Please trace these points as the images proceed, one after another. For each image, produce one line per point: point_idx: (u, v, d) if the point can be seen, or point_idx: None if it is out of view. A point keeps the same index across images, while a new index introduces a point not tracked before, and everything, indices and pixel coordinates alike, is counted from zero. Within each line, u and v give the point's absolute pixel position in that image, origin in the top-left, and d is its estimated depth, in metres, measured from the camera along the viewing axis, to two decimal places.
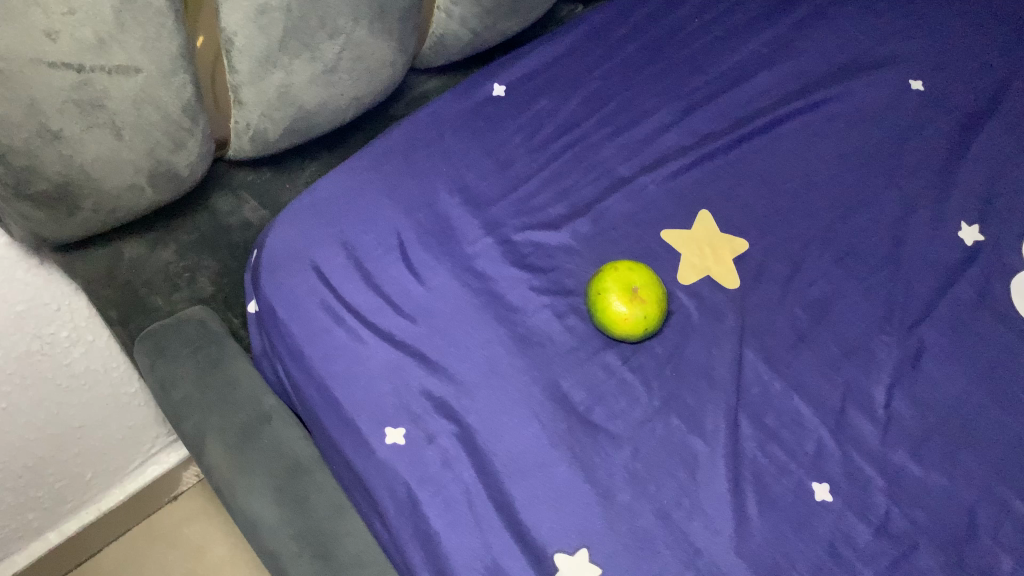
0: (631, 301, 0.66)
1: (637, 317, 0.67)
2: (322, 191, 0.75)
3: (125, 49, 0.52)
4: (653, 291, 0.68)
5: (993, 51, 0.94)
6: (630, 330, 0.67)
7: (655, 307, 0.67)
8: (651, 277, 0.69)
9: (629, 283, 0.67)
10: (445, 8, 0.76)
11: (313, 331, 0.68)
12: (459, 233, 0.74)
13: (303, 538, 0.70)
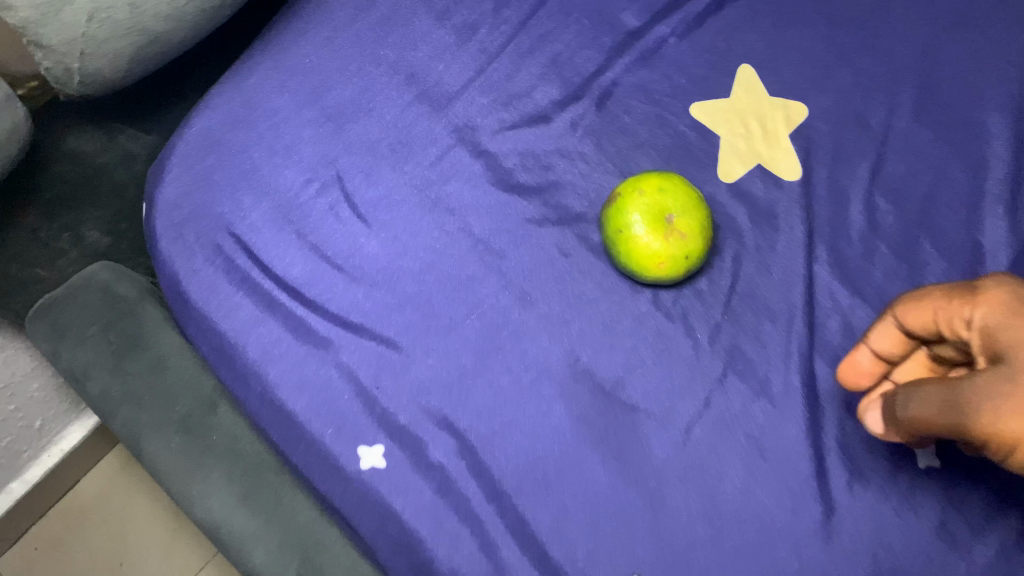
0: (669, 234, 0.47)
1: (678, 254, 0.48)
2: (219, 113, 0.54)
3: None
4: (696, 216, 0.48)
5: None
6: (667, 270, 0.48)
7: (699, 236, 0.48)
8: (688, 189, 0.49)
9: (663, 208, 0.47)
10: None
11: (241, 322, 0.51)
12: (415, 149, 0.53)
13: (287, 549, 0.56)
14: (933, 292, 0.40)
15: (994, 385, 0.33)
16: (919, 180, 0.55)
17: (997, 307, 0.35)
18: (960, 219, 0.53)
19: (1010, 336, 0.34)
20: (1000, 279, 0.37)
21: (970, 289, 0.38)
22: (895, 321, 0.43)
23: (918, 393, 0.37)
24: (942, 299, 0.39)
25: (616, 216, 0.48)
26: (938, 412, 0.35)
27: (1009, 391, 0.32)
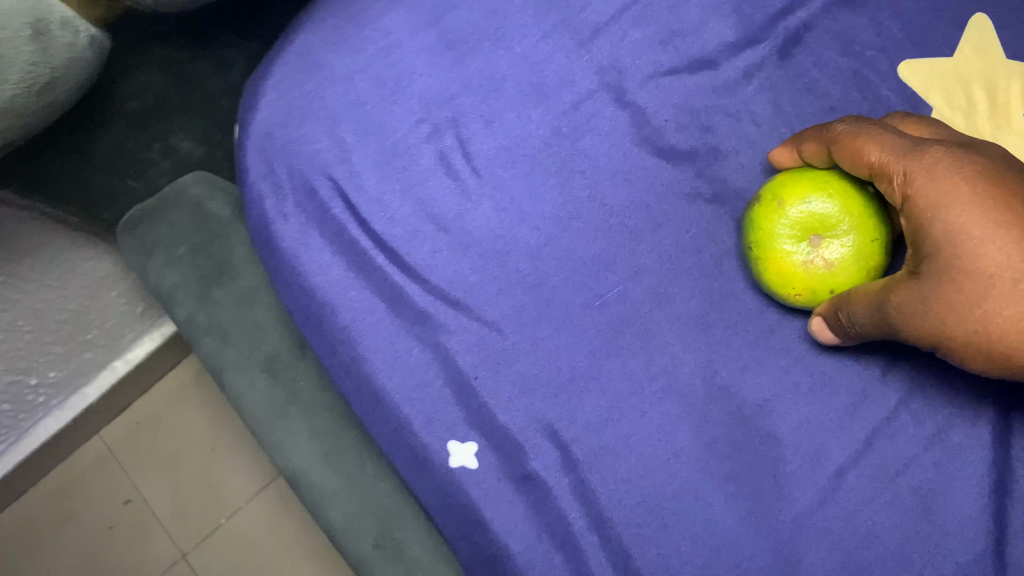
0: (810, 262, 0.37)
1: (820, 286, 0.38)
2: (324, 33, 0.45)
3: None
4: (863, 253, 0.37)
5: None
6: (807, 296, 0.39)
7: (861, 269, 0.37)
8: (866, 199, 0.37)
9: (812, 226, 0.36)
10: None
11: (332, 281, 0.44)
12: (550, 90, 0.45)
13: (367, 515, 0.51)
14: (854, 131, 0.37)
15: (958, 307, 0.32)
16: None
17: (919, 194, 0.33)
18: None
19: (969, 242, 0.31)
20: (908, 148, 0.35)
21: (884, 160, 0.35)
22: (825, 155, 0.38)
23: (861, 307, 0.36)
24: (869, 168, 0.36)
25: (756, 217, 0.38)
26: (904, 332, 0.34)
27: (954, 312, 0.32)
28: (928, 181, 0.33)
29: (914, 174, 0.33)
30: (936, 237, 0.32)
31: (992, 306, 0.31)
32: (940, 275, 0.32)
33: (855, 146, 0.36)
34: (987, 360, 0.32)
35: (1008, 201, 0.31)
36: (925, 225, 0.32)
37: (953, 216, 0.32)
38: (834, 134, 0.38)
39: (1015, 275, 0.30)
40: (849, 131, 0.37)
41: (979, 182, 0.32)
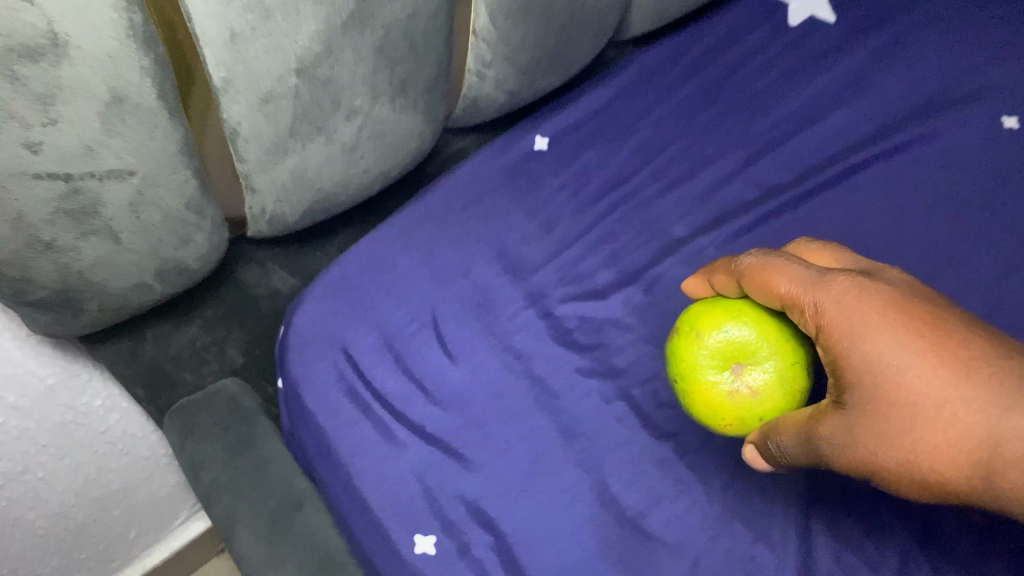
0: (737, 390, 0.50)
1: (746, 409, 0.50)
2: (352, 264, 0.69)
3: (116, 135, 0.43)
4: (775, 377, 0.50)
5: None
6: (737, 425, 0.51)
7: (779, 393, 0.50)
8: (780, 333, 0.51)
9: (734, 354, 0.51)
10: (476, 71, 0.60)
11: (340, 423, 0.64)
12: (497, 305, 0.68)
13: None
14: (766, 271, 0.52)
15: (890, 435, 0.45)
16: None
17: (835, 327, 0.47)
18: None
19: (891, 380, 0.45)
20: (815, 283, 0.49)
21: (799, 293, 0.50)
22: (737, 284, 0.54)
23: (789, 436, 0.49)
24: (780, 297, 0.51)
25: (684, 351, 0.52)
26: (829, 457, 0.47)
27: (890, 441, 0.45)
28: (846, 317, 0.47)
29: (829, 310, 0.48)
30: (859, 368, 0.46)
31: (918, 434, 0.44)
32: (864, 402, 0.46)
33: (769, 278, 0.51)
34: (902, 479, 0.45)
35: (919, 343, 0.45)
36: (848, 358, 0.47)
37: (870, 349, 0.46)
38: (742, 269, 0.54)
39: (933, 405, 0.44)
40: (764, 271, 0.52)
41: (886, 320, 0.46)
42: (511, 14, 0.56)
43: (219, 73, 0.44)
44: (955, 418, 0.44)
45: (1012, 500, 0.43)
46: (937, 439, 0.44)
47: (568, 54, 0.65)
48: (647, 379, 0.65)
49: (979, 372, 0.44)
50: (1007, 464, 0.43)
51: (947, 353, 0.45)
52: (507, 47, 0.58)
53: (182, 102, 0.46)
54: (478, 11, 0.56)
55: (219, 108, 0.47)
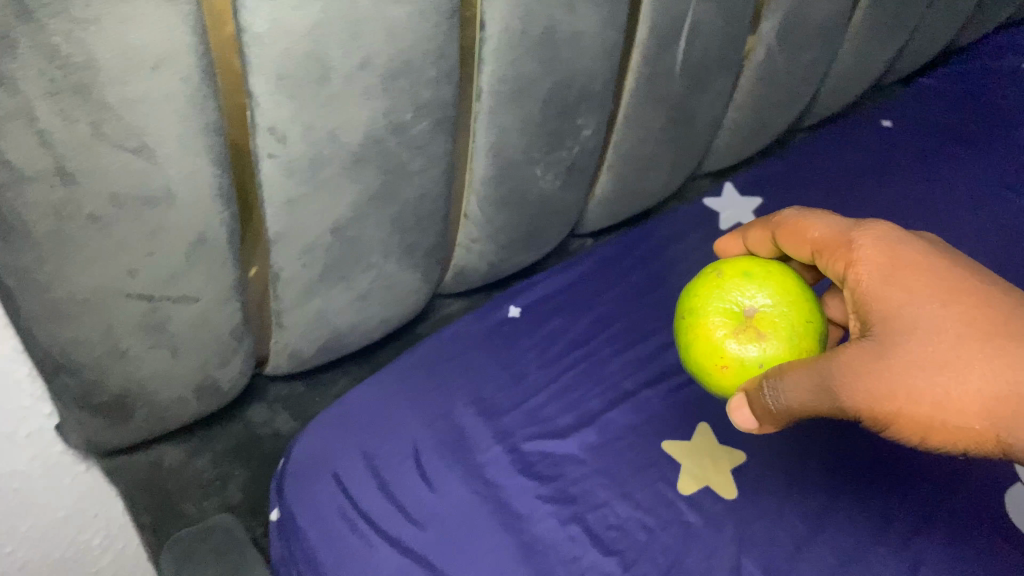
0: (741, 332, 0.59)
1: (743, 354, 0.59)
2: (349, 404, 0.81)
3: (195, 270, 0.57)
4: (780, 334, 0.59)
5: (987, 262, 0.95)
6: (731, 370, 0.60)
7: (781, 344, 0.59)
8: (796, 293, 0.61)
9: (747, 306, 0.60)
10: (465, 245, 0.76)
11: (330, 536, 0.73)
12: (471, 441, 0.79)
13: None
14: (804, 223, 0.64)
15: (933, 363, 0.53)
16: (825, 516, 0.75)
17: (875, 263, 0.57)
18: (855, 538, 0.74)
19: (933, 315, 0.54)
20: (850, 229, 0.61)
21: (835, 236, 0.61)
22: (775, 233, 0.66)
23: (793, 377, 0.54)
24: (816, 242, 0.62)
25: (703, 298, 0.62)
26: (855, 388, 0.53)
27: (930, 368, 0.53)
28: (883, 257, 0.58)
29: (868, 250, 0.58)
30: (897, 301, 0.55)
31: (955, 367, 0.53)
32: (899, 332, 0.54)
33: (808, 228, 0.63)
34: (934, 406, 0.53)
35: (956, 290, 0.55)
36: (882, 293, 0.56)
37: (909, 285, 0.56)
38: (783, 220, 0.66)
39: (970, 344, 0.53)
40: (804, 222, 0.64)
41: (921, 268, 0.56)
42: (495, 202, 0.72)
43: (275, 228, 0.58)
44: (986, 356, 0.53)
45: None
46: (975, 373, 0.53)
47: (539, 235, 0.80)
48: (599, 506, 0.75)
49: (1007, 322, 0.54)
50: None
51: (978, 302, 0.55)
52: (488, 226, 0.74)
53: (240, 246, 0.59)
54: (469, 199, 0.71)
55: (268, 256, 0.61)
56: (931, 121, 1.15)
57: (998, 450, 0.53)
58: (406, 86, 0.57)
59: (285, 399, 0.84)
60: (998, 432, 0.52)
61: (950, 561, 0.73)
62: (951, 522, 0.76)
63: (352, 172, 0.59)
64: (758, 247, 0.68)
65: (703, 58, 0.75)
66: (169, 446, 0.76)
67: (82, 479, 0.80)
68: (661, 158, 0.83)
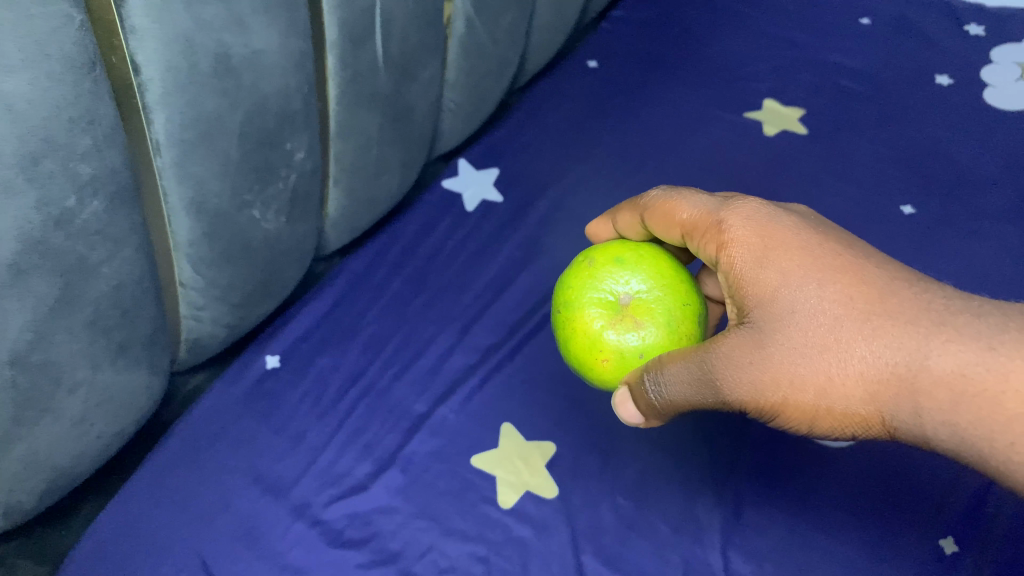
0: (618, 321, 0.55)
1: (622, 346, 0.55)
2: (105, 530, 0.67)
3: None
4: (657, 321, 0.55)
5: (717, 183, 0.98)
6: (613, 364, 0.55)
7: (660, 330, 0.55)
8: (671, 275, 0.57)
9: (622, 294, 0.56)
10: (192, 315, 0.64)
11: None
12: (264, 530, 0.69)
13: None
14: (668, 204, 0.60)
15: (814, 346, 0.49)
16: (647, 484, 0.74)
17: (748, 243, 0.53)
18: (681, 495, 0.74)
19: (812, 295, 0.50)
20: (720, 208, 0.57)
21: (705, 216, 0.57)
22: (644, 216, 0.62)
23: (675, 369, 0.52)
24: (684, 224, 0.59)
25: (576, 290, 0.58)
26: (736, 380, 0.51)
27: (813, 350, 0.49)
28: (755, 236, 0.54)
29: (737, 230, 0.54)
30: (772, 285, 0.51)
31: (839, 349, 0.49)
32: (776, 319, 0.51)
33: (675, 209, 0.59)
34: (821, 393, 0.50)
35: (836, 266, 0.51)
36: (758, 277, 0.52)
37: (785, 266, 0.51)
38: (649, 202, 0.62)
39: (850, 324, 0.49)
40: (668, 203, 0.60)
41: (797, 244, 0.52)
42: (213, 261, 0.62)
43: None
44: (866, 338, 0.49)
45: (931, 413, 0.47)
46: (858, 354, 0.49)
47: (277, 280, 0.71)
48: (425, 552, 0.69)
49: (888, 297, 0.50)
50: (915, 386, 0.48)
51: (859, 278, 0.51)
52: (214, 289, 0.64)
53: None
54: (181, 265, 0.60)
55: None
56: (634, 51, 1.17)
57: (888, 433, 0.50)
58: (55, 169, 0.45)
59: (22, 549, 0.67)
60: (885, 415, 0.49)
61: (769, 489, 0.75)
62: (757, 445, 0.77)
63: (14, 289, 0.46)
64: (629, 231, 0.65)
65: (404, 46, 0.69)
66: None
67: None
68: (389, 159, 0.76)
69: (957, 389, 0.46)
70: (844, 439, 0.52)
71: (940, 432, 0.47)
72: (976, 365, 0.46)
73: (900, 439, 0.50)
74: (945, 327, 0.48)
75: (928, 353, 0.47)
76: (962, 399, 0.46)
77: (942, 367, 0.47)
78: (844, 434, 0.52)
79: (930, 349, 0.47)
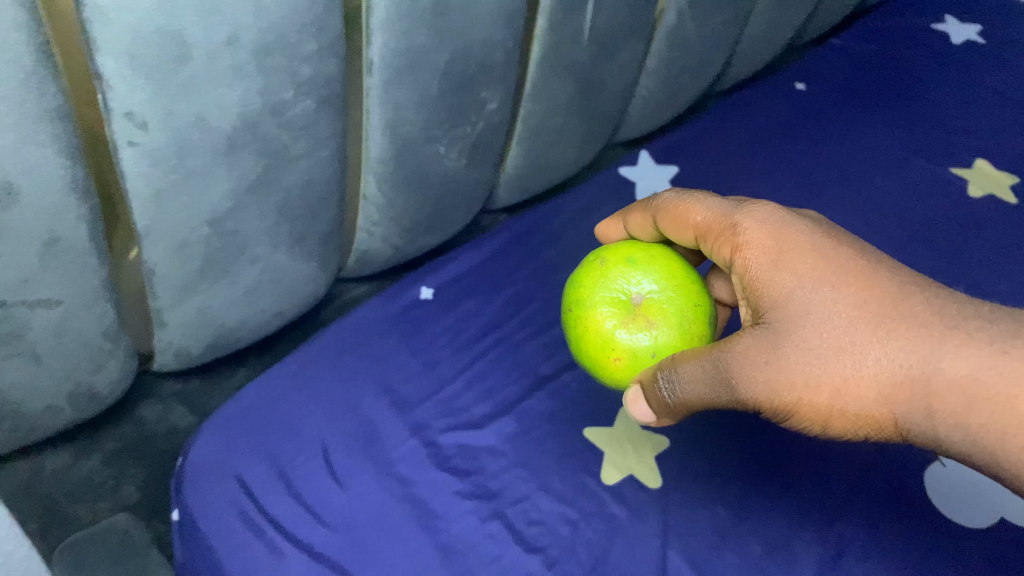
0: (631, 321, 0.56)
1: (635, 348, 0.56)
2: (248, 399, 0.75)
3: (53, 271, 0.51)
4: (668, 322, 0.56)
5: (900, 229, 0.95)
6: (625, 364, 0.57)
7: (671, 330, 0.56)
8: (682, 275, 0.58)
9: (634, 295, 0.57)
10: (366, 229, 0.71)
11: (232, 546, 0.67)
12: (382, 436, 0.74)
13: None
14: (682, 207, 0.62)
15: (827, 351, 0.51)
16: (747, 500, 0.73)
17: (763, 246, 0.55)
18: (781, 521, 0.73)
19: (822, 300, 0.52)
20: (734, 211, 0.58)
21: (718, 220, 0.59)
22: (657, 218, 0.64)
23: (688, 369, 0.53)
24: (699, 227, 0.60)
25: (587, 291, 0.59)
26: (751, 378, 0.52)
27: (825, 356, 0.51)
28: (769, 239, 0.55)
29: (753, 232, 0.56)
30: (786, 286, 0.53)
31: (850, 355, 0.51)
32: (790, 320, 0.52)
33: (689, 211, 0.61)
34: (834, 395, 0.51)
35: (847, 272, 0.53)
36: (772, 279, 0.54)
37: (799, 269, 0.53)
38: (662, 204, 0.64)
39: (862, 329, 0.51)
40: (682, 206, 0.61)
41: (810, 250, 0.54)
42: (395, 184, 0.68)
43: (143, 221, 0.53)
44: (879, 341, 0.50)
45: (941, 414, 0.49)
46: (871, 359, 0.50)
47: (445, 217, 0.77)
48: (519, 500, 0.72)
49: (899, 302, 0.51)
50: (929, 389, 0.49)
51: (871, 283, 0.52)
52: (389, 209, 0.70)
53: (108, 245, 0.54)
54: (367, 180, 0.67)
55: (138, 251, 0.55)
56: (842, 80, 1.15)
57: (900, 435, 0.51)
58: (283, 62, 0.52)
59: (179, 395, 0.78)
60: (898, 418, 0.50)
61: (875, 544, 0.72)
62: (872, 497, 0.75)
63: (226, 159, 0.54)
64: (641, 232, 0.66)
65: (611, 24, 0.72)
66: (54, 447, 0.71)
67: None
68: (572, 129, 0.80)
69: (970, 392, 0.48)
70: (853, 439, 0.54)
71: (952, 434, 0.49)
72: (988, 369, 0.47)
73: (911, 441, 0.51)
74: (957, 332, 0.49)
75: (940, 357, 0.49)
76: (974, 403, 0.48)
77: (954, 370, 0.48)
78: (857, 436, 0.53)
79: (943, 352, 0.49)
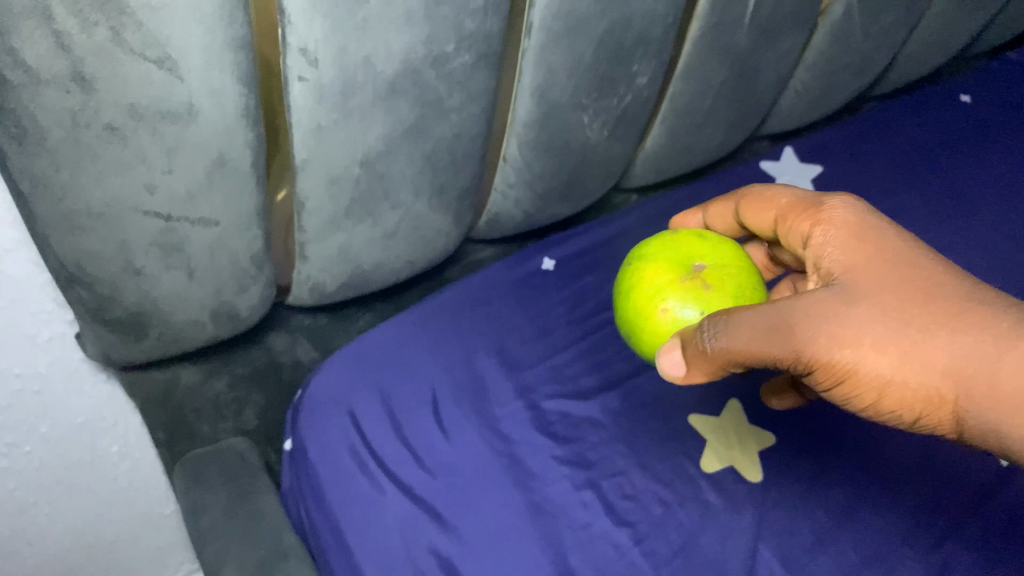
0: (686, 280, 0.57)
1: (684, 301, 0.56)
2: (370, 342, 0.77)
3: (217, 190, 0.54)
4: (723, 291, 0.56)
5: None
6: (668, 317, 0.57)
7: (724, 298, 0.56)
8: (747, 264, 0.60)
9: (695, 264, 0.58)
10: (501, 190, 0.72)
11: (338, 475, 0.70)
12: (491, 393, 0.76)
13: None
14: (768, 193, 0.63)
15: (898, 318, 0.50)
16: (849, 509, 0.72)
17: (843, 220, 0.55)
18: (883, 535, 0.71)
19: (897, 272, 0.52)
20: (815, 195, 0.59)
21: (802, 201, 0.60)
22: (740, 205, 0.66)
23: (741, 319, 0.52)
24: (780, 208, 0.61)
25: (650, 252, 0.60)
26: (812, 332, 0.51)
27: (894, 321, 0.50)
28: (851, 216, 0.56)
29: (835, 208, 0.57)
30: (865, 254, 0.53)
31: (919, 325, 0.50)
32: (866, 285, 0.52)
33: (774, 197, 0.62)
34: (899, 362, 0.50)
35: (925, 257, 0.53)
36: (851, 247, 0.54)
37: (880, 243, 0.53)
38: (748, 193, 0.66)
39: (935, 305, 0.51)
40: (768, 193, 0.63)
41: (892, 231, 0.54)
42: (536, 148, 0.69)
43: (301, 154, 0.55)
44: (953, 319, 0.50)
45: (1006, 396, 0.49)
46: (941, 333, 0.50)
47: (579, 188, 0.77)
48: (615, 474, 0.72)
49: (974, 292, 0.52)
50: (998, 371, 0.49)
51: (947, 270, 0.53)
52: (527, 173, 0.71)
53: (266, 175, 0.57)
54: (510, 141, 0.68)
55: (292, 183, 0.58)
56: (1012, 99, 1.08)
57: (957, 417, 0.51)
58: (450, 15, 0.53)
59: (306, 329, 0.80)
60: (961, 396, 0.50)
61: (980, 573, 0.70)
62: (986, 527, 0.72)
63: (385, 103, 0.56)
64: (720, 224, 0.69)
65: (775, 10, 0.70)
66: (188, 364, 0.73)
67: (112, 428, 0.77)
68: (719, 114, 0.78)
69: None
70: (902, 420, 0.53)
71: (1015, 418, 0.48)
72: None
73: (967, 426, 0.51)
74: None
75: (1015, 342, 0.49)
76: None
77: None
78: (908, 415, 0.52)
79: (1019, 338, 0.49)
